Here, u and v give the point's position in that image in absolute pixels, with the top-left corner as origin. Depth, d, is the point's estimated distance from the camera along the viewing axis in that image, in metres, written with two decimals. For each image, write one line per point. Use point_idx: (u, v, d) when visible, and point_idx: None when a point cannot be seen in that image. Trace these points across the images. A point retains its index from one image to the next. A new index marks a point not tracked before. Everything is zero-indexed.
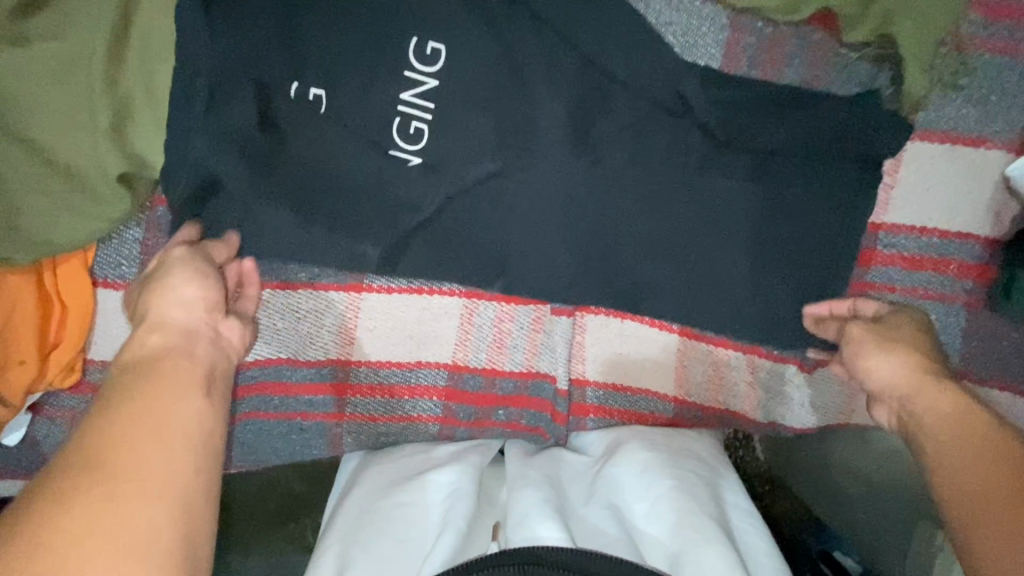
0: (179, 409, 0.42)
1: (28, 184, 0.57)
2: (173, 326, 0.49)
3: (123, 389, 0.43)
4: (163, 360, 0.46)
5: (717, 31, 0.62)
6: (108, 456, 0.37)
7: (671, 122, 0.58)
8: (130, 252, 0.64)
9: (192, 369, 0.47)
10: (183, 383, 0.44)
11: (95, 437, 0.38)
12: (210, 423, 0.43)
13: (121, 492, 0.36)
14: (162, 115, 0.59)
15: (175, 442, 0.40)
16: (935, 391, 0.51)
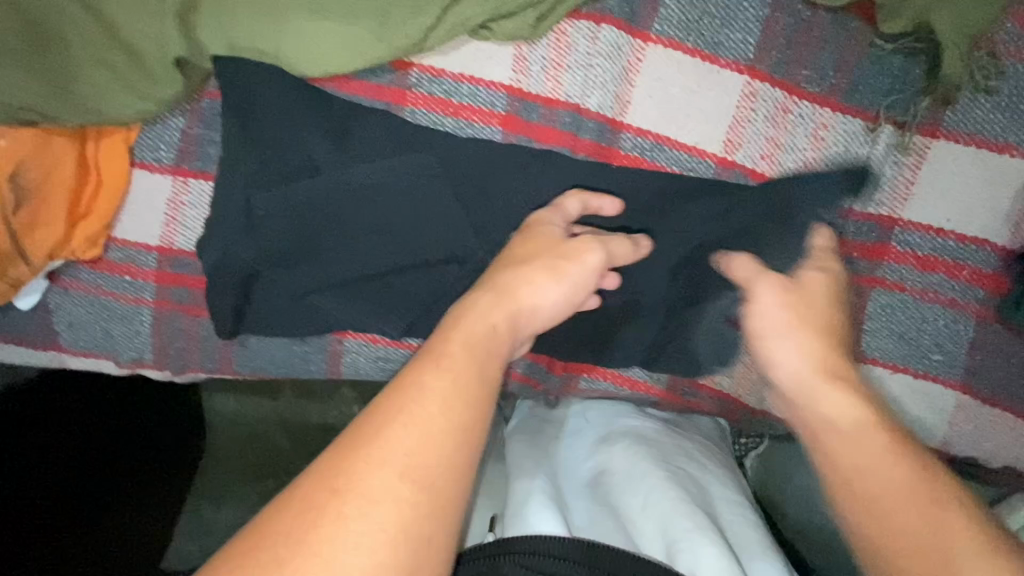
0: (479, 367, 0.45)
1: (91, 57, 0.61)
2: (496, 309, 0.50)
3: (389, 406, 0.41)
4: (461, 314, 0.49)
5: (759, 7, 0.64)
6: (413, 400, 0.41)
7: (696, 122, 0.66)
8: (171, 139, 0.67)
9: (495, 335, 0.48)
10: (466, 383, 0.43)
11: (410, 396, 0.42)
12: (482, 413, 0.43)
13: (381, 460, 0.38)
14: (224, 9, 0.62)
15: (443, 418, 0.41)
16: (839, 397, 0.52)
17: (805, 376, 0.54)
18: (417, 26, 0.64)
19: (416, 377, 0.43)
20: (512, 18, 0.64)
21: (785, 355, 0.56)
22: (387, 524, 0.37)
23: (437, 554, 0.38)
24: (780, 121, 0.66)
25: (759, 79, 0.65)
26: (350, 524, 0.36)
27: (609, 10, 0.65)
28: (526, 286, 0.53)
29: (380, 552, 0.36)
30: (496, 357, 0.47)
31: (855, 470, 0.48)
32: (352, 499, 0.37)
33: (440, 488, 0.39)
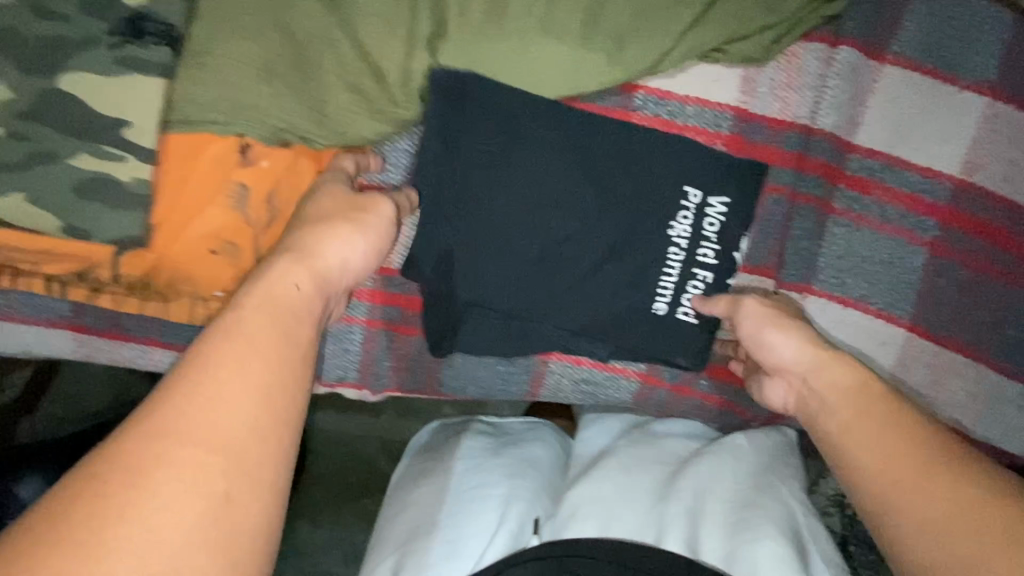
0: (279, 332, 0.46)
1: (346, 81, 0.62)
2: (303, 273, 0.50)
3: (170, 392, 0.41)
4: (274, 277, 0.49)
5: (1002, 30, 0.63)
6: (188, 382, 0.41)
7: (932, 145, 0.65)
8: (399, 161, 0.67)
9: (294, 295, 0.49)
10: (260, 353, 0.44)
11: (180, 389, 0.41)
12: (281, 371, 0.44)
13: (181, 454, 0.38)
14: (470, 34, 0.63)
15: (241, 381, 0.42)
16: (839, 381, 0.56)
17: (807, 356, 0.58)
18: (653, 49, 0.64)
19: (219, 350, 0.43)
20: (747, 42, 0.64)
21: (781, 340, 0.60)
22: (191, 508, 0.37)
23: (255, 515, 0.40)
24: (1021, 142, 0.64)
25: (1003, 100, 0.64)
26: (140, 498, 0.37)
27: (844, 32, 0.65)
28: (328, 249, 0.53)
29: (190, 522, 0.37)
30: (286, 325, 0.47)
31: (876, 447, 0.51)
32: (122, 477, 0.37)
33: (250, 456, 0.40)
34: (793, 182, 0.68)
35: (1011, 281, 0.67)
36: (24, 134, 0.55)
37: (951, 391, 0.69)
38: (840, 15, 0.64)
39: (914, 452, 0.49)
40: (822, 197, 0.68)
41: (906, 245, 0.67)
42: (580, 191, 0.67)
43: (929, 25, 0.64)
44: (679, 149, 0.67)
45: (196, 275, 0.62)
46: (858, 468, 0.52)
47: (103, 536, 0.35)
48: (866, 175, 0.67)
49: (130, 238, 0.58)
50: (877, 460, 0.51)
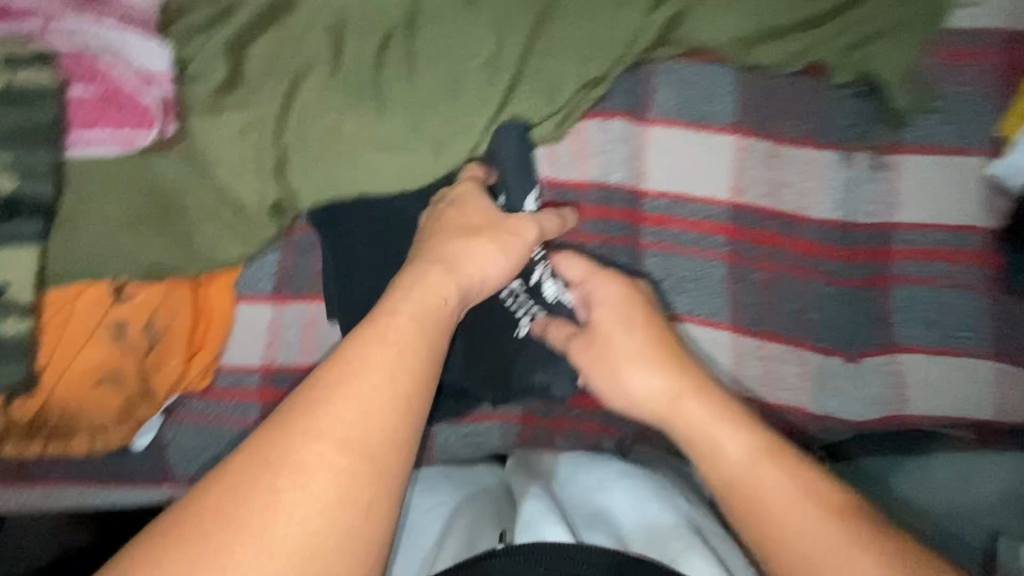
0: (420, 341, 0.57)
1: (208, 215, 0.73)
2: (443, 282, 0.63)
3: (330, 387, 0.52)
4: (407, 288, 0.61)
5: (732, 83, 0.79)
6: (352, 380, 0.53)
7: (703, 179, 0.80)
8: (269, 272, 0.78)
9: (435, 310, 0.60)
10: (401, 361, 0.55)
11: (354, 386, 0.52)
12: (422, 380, 0.55)
13: (349, 444, 0.50)
14: (313, 161, 0.76)
15: (385, 392, 0.53)
16: (716, 423, 0.63)
17: (667, 398, 0.65)
18: (464, 145, 0.78)
19: (364, 356, 0.54)
20: (538, 128, 0.80)
21: (634, 381, 0.67)
22: (323, 491, 0.48)
23: (377, 516, 0.50)
24: (772, 165, 0.79)
25: (746, 135, 0.79)
26: (286, 490, 0.48)
27: (614, 108, 0.81)
28: (446, 268, 0.64)
29: (329, 512, 0.48)
30: (424, 330, 0.58)
31: (751, 476, 0.60)
32: (294, 467, 0.49)
33: (380, 461, 0.51)
34: (606, 230, 0.80)
35: (801, 275, 0.79)
36: None
37: (782, 377, 0.80)
38: (606, 96, 0.81)
39: (805, 495, 0.58)
40: (637, 235, 0.81)
41: (708, 262, 0.80)
42: None
43: (677, 91, 0.80)
44: None
45: (88, 407, 0.70)
46: (754, 501, 0.59)
47: (256, 513, 0.47)
48: (661, 213, 0.80)
49: (16, 387, 0.64)
50: (742, 492, 0.59)
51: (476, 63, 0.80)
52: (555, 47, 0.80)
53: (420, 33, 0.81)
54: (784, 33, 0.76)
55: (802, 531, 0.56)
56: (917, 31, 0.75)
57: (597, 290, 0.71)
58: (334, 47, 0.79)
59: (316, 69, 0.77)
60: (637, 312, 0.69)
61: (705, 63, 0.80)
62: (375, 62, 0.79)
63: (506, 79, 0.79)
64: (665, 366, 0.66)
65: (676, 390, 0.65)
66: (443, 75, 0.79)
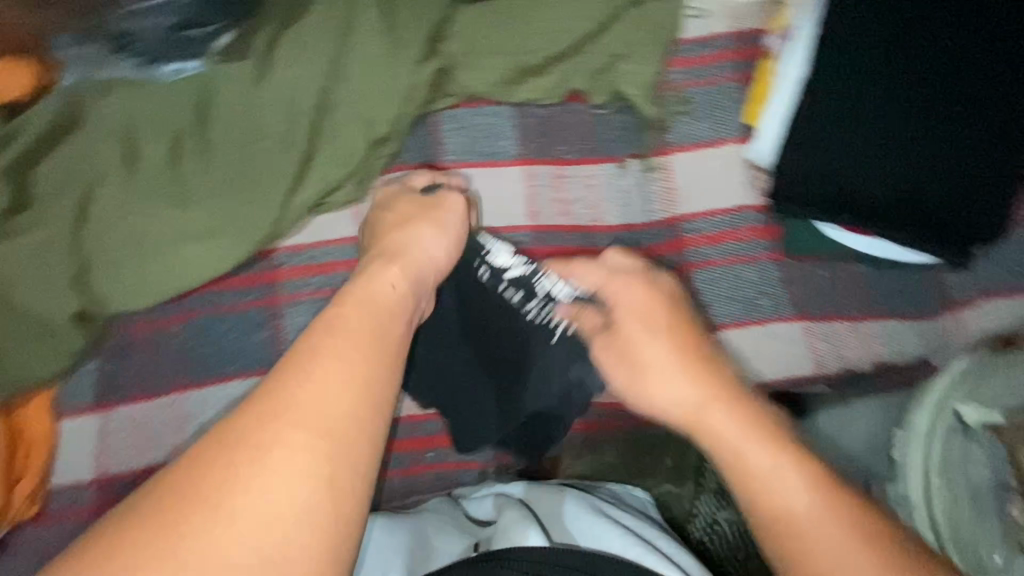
0: (371, 329, 0.61)
1: (8, 340, 0.73)
2: (390, 270, 0.69)
3: (286, 375, 0.54)
4: (359, 289, 0.66)
5: (510, 120, 0.87)
6: (306, 361, 0.56)
7: (502, 210, 0.85)
8: (90, 383, 0.78)
9: (386, 300, 0.65)
10: (361, 341, 0.59)
11: (318, 368, 0.55)
12: (381, 358, 0.59)
13: (305, 421, 0.52)
14: (115, 263, 0.78)
15: (342, 372, 0.55)
16: (739, 429, 0.63)
17: (695, 404, 0.66)
18: (265, 221, 0.81)
19: (326, 342, 0.58)
20: (338, 191, 0.84)
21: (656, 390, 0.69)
22: (281, 482, 0.49)
23: (347, 499, 0.51)
24: (560, 185, 0.85)
25: (531, 163, 0.85)
26: (245, 471, 0.49)
27: (408, 160, 0.87)
28: (398, 265, 0.70)
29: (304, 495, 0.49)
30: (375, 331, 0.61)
31: (762, 479, 0.59)
32: (251, 452, 0.50)
33: (348, 440, 0.52)
34: None
35: None
36: None
37: None
38: (398, 152, 0.87)
39: (839, 502, 0.56)
40: None
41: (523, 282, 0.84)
42: (249, 349, 0.81)
43: (462, 135, 0.87)
44: (321, 285, 0.83)
45: None
46: (777, 494, 0.58)
47: (221, 485, 0.48)
48: None
49: None
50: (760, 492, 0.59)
51: (269, 145, 0.85)
52: (340, 116, 0.85)
53: (210, 127, 0.85)
54: (539, 69, 0.85)
55: (815, 531, 0.55)
56: (653, 47, 0.84)
57: (620, 293, 0.75)
58: (127, 155, 0.82)
59: (111, 178, 0.81)
60: (665, 321, 0.72)
61: (481, 106, 0.87)
62: (169, 160, 0.83)
63: (298, 154, 0.84)
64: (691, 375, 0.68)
65: (698, 403, 0.66)
66: (238, 159, 0.84)
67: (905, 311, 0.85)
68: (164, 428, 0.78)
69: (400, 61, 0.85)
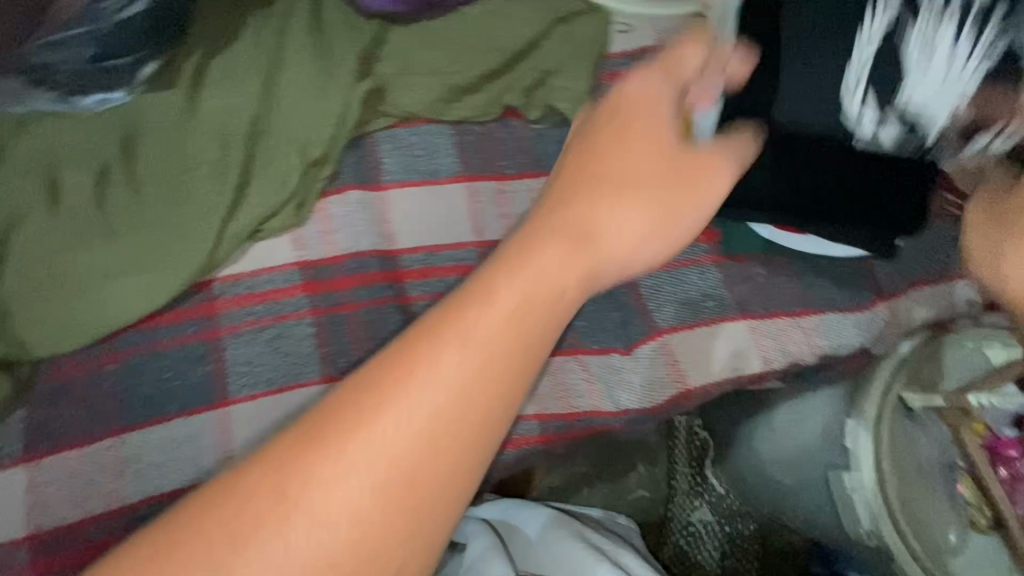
0: (518, 333, 0.46)
1: None
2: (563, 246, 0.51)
3: (401, 351, 0.44)
4: (606, 230, 0.53)
5: (448, 137, 0.87)
6: (435, 330, 0.45)
7: (448, 228, 0.85)
8: (14, 434, 0.74)
9: (539, 293, 0.48)
10: (519, 316, 0.46)
11: (444, 339, 0.44)
12: (509, 352, 0.45)
13: (431, 405, 0.43)
14: (38, 305, 0.75)
15: (499, 330, 0.45)
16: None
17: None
18: (198, 253, 0.79)
19: (503, 293, 0.47)
20: (276, 218, 0.83)
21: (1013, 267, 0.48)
22: (357, 501, 0.41)
23: (422, 537, 0.42)
24: (503, 200, 0.86)
25: (472, 180, 0.86)
26: (309, 478, 0.41)
27: (346, 181, 0.86)
28: (636, 204, 0.54)
29: (386, 517, 0.41)
30: (558, 294, 0.49)
31: None
32: (338, 436, 0.42)
33: (456, 454, 0.43)
34: (368, 296, 0.83)
35: None
36: None
37: (575, 379, 0.85)
38: (337, 174, 0.86)
39: None
40: (398, 292, 0.84)
41: None
42: (190, 385, 0.77)
43: (401, 155, 0.86)
44: (264, 315, 0.81)
45: None
46: None
47: (268, 507, 0.40)
48: (419, 266, 0.85)
49: None
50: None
51: (201, 175, 0.83)
52: (275, 143, 0.85)
53: (136, 159, 0.83)
54: (473, 87, 0.86)
55: None
56: (585, 63, 0.87)
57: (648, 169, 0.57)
58: (50, 196, 0.80)
59: (35, 218, 0.78)
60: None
61: (419, 125, 0.87)
62: (94, 194, 0.81)
63: (234, 183, 0.83)
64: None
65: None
66: (168, 189, 0.82)
67: (843, 306, 0.88)
68: (99, 475, 0.74)
69: (333, 85, 0.85)
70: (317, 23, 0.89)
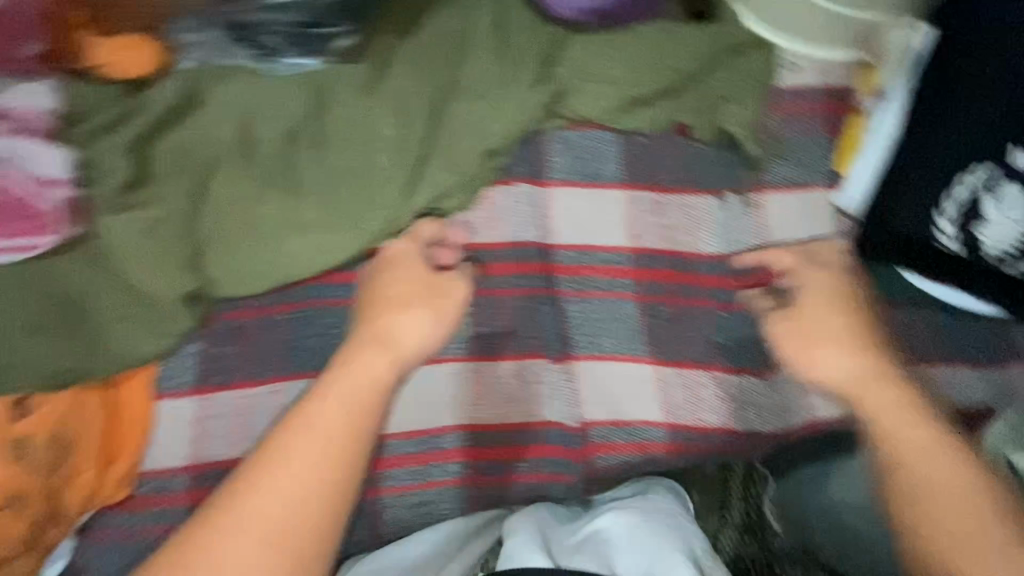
0: (358, 429, 0.67)
1: (116, 314, 0.72)
2: (380, 352, 0.72)
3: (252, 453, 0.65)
4: (407, 335, 0.73)
5: (615, 144, 0.90)
6: (303, 403, 0.67)
7: (607, 229, 0.88)
8: (190, 365, 0.77)
9: (370, 387, 0.70)
10: (345, 423, 0.67)
11: (321, 402, 0.67)
12: (357, 429, 0.67)
13: (270, 459, 0.64)
14: (227, 247, 0.78)
15: (320, 432, 0.65)
16: (899, 412, 0.69)
17: (856, 380, 0.71)
18: (376, 220, 0.83)
19: (317, 423, 0.66)
20: (448, 197, 0.87)
21: (820, 366, 0.73)
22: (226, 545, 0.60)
23: (295, 538, 0.61)
24: (661, 211, 0.89)
25: (635, 187, 0.89)
26: (216, 520, 0.61)
27: (515, 173, 0.90)
28: (431, 312, 0.75)
29: (261, 554, 0.60)
30: (381, 383, 0.70)
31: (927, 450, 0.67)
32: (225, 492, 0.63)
33: (305, 507, 0.62)
34: (525, 284, 0.86)
35: (701, 306, 0.87)
36: None
37: (710, 390, 0.86)
38: (507, 165, 0.90)
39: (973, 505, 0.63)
40: (552, 284, 0.87)
41: (619, 297, 0.87)
42: None
43: (570, 155, 0.90)
44: None
45: None
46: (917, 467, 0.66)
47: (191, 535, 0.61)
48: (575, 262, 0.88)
49: None
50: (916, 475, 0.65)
51: (383, 147, 0.87)
52: (455, 125, 0.88)
53: (324, 122, 0.87)
54: (647, 101, 0.90)
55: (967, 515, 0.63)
56: (755, 93, 0.91)
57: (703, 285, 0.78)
58: (242, 144, 0.83)
59: (228, 163, 0.81)
60: (842, 299, 0.76)
61: (590, 129, 0.91)
62: (284, 149, 0.85)
63: (413, 159, 0.87)
64: (859, 354, 0.72)
65: (859, 381, 0.71)
66: (353, 156, 0.86)
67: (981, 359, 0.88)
68: (263, 416, 0.77)
69: (517, 79, 0.90)
70: (504, 17, 0.93)
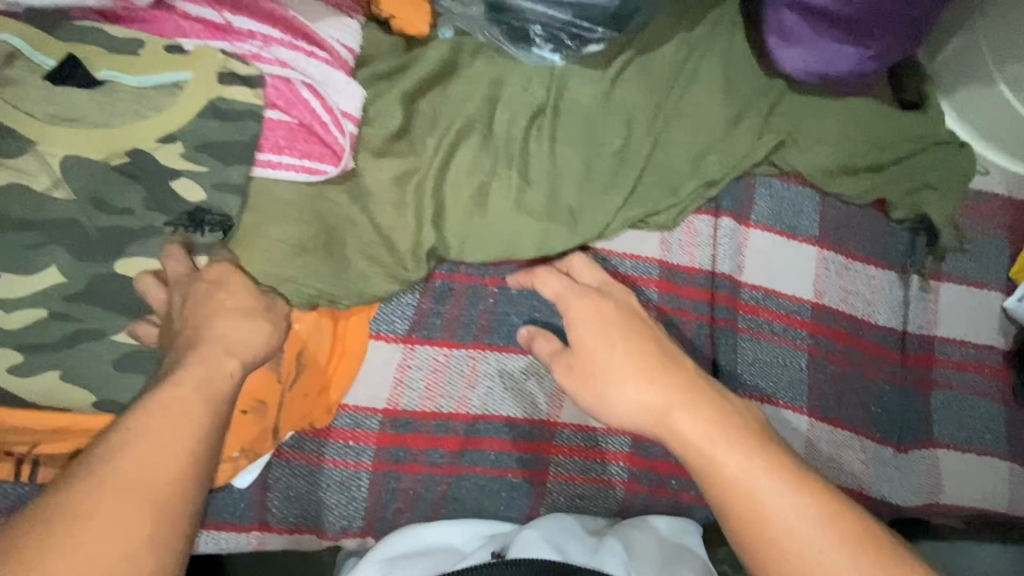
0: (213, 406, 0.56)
1: (365, 253, 0.76)
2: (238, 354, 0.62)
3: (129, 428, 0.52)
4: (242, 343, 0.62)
5: (814, 203, 0.96)
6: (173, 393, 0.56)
7: (794, 279, 0.93)
8: (406, 314, 0.81)
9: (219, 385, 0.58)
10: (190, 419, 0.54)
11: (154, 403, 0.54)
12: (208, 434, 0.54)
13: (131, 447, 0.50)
14: (463, 212, 0.81)
15: (174, 425, 0.53)
16: (712, 437, 0.57)
17: (653, 412, 0.61)
18: (596, 219, 0.86)
19: (182, 395, 0.55)
20: (661, 213, 0.90)
21: (617, 399, 0.63)
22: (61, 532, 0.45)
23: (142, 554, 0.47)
24: (845, 274, 0.94)
25: (824, 247, 0.94)
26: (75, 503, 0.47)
27: (722, 207, 0.94)
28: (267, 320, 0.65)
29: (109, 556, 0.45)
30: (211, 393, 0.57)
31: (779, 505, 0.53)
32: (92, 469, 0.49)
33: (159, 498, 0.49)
34: (709, 311, 0.90)
35: (863, 373, 0.92)
36: (76, 315, 0.68)
37: (853, 451, 0.90)
38: (717, 197, 0.94)
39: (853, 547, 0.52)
40: (732, 318, 0.90)
41: (791, 343, 0.91)
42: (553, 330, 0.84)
43: (772, 202, 0.95)
44: None
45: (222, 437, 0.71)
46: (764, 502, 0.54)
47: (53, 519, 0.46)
48: (757, 303, 0.92)
49: None
50: (741, 500, 0.54)
51: (611, 152, 0.90)
52: (680, 149, 0.92)
53: (563, 115, 0.90)
54: (857, 171, 0.95)
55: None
56: (957, 187, 0.95)
57: (576, 305, 0.70)
58: (489, 118, 0.86)
59: (475, 132, 0.84)
60: (621, 324, 0.67)
61: (794, 183, 0.96)
62: (526, 131, 0.87)
63: (637, 169, 0.89)
64: (651, 381, 0.62)
65: (665, 405, 0.61)
66: (582, 154, 0.89)
67: None
68: (458, 378, 0.81)
69: (745, 119, 0.94)
70: (744, 58, 0.97)
